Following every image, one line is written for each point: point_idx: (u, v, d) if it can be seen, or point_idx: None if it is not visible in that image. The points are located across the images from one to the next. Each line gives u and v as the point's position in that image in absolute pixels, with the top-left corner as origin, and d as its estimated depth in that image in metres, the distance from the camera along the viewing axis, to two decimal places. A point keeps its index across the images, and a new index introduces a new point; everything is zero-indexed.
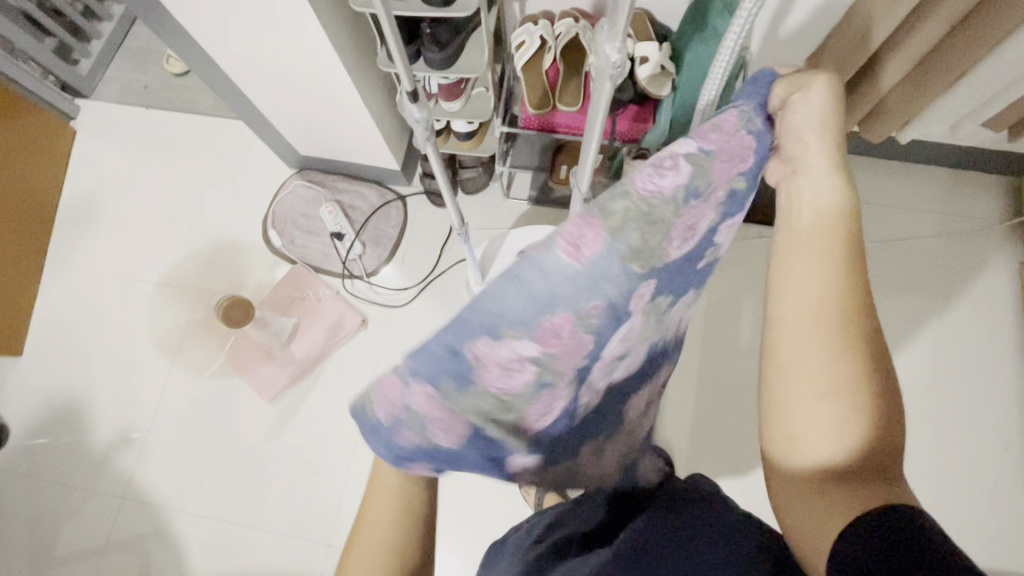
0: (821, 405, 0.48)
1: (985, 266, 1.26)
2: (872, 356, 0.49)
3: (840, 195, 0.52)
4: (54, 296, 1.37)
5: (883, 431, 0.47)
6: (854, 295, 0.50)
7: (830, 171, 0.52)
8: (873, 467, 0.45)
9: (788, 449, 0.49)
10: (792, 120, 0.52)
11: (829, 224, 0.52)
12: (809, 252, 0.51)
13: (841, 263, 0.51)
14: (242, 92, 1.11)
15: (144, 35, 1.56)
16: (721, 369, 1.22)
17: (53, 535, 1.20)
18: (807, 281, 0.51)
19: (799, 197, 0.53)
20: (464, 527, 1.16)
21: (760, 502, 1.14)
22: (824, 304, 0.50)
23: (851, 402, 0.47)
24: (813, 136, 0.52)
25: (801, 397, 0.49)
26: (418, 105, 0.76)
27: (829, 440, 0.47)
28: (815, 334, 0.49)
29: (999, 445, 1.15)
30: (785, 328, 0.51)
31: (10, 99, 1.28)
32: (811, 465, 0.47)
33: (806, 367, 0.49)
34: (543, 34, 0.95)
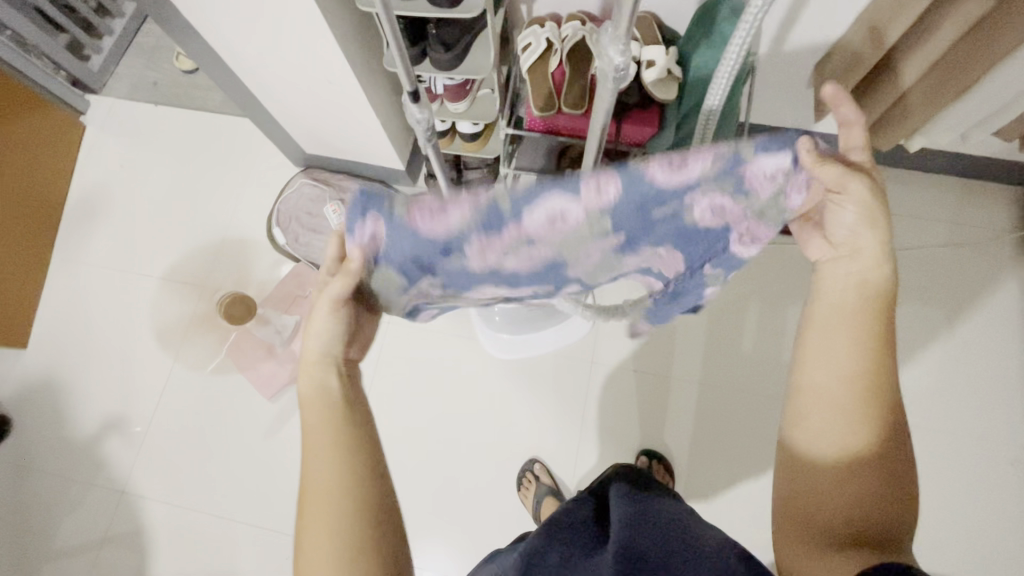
0: (831, 472, 0.49)
1: (993, 277, 1.24)
2: (889, 432, 0.49)
3: (877, 276, 0.49)
4: (58, 290, 1.38)
5: (891, 502, 0.47)
6: (879, 373, 0.49)
7: (874, 252, 0.49)
8: (874, 538, 0.46)
9: (796, 509, 0.51)
10: (840, 207, 0.47)
11: (858, 302, 0.50)
12: (846, 326, 0.50)
13: (869, 339, 0.49)
14: (249, 89, 1.12)
15: (155, 32, 1.58)
16: (723, 376, 1.21)
17: (51, 528, 1.21)
18: (835, 356, 0.50)
19: (839, 273, 0.51)
20: (461, 528, 1.15)
21: (760, 511, 1.13)
22: (858, 384, 0.49)
23: (858, 471, 0.48)
24: (862, 226, 0.48)
25: (813, 466, 0.50)
26: (421, 105, 0.76)
27: (836, 505, 0.49)
28: (835, 407, 0.49)
29: (1005, 459, 1.13)
30: (803, 398, 0.51)
31: (20, 93, 1.29)
32: (818, 528, 0.49)
33: (819, 434, 0.50)
34: (549, 37, 0.96)
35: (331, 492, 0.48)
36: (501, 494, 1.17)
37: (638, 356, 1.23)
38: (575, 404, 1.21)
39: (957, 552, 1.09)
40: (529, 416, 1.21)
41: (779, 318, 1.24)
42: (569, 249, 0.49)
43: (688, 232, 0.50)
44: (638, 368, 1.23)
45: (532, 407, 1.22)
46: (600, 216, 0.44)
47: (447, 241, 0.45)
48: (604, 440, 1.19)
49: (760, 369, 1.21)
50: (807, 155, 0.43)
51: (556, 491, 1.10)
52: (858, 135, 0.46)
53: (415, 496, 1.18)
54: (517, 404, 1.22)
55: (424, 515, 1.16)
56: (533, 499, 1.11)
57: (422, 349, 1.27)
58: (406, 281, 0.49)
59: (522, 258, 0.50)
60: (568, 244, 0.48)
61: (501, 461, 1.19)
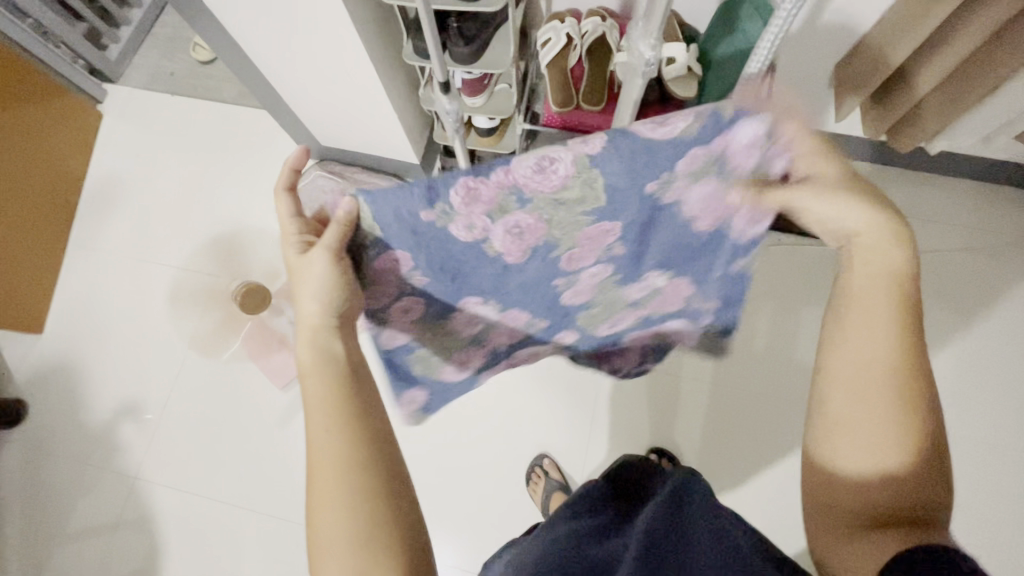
0: (869, 458, 0.48)
1: (1010, 281, 1.23)
2: (922, 414, 0.48)
3: (897, 251, 0.50)
4: (74, 276, 1.39)
5: (927, 482, 0.47)
6: (907, 354, 0.49)
7: (884, 229, 0.50)
8: (913, 519, 0.46)
9: (834, 496, 0.50)
10: (812, 204, 0.51)
11: (882, 280, 0.50)
12: (865, 306, 0.50)
13: (895, 319, 0.49)
14: (266, 81, 1.12)
15: (172, 23, 1.59)
16: (734, 375, 1.21)
17: (65, 511, 1.23)
18: (861, 337, 0.50)
19: (855, 249, 0.52)
20: (469, 521, 1.16)
21: (769, 511, 1.12)
22: (882, 365, 0.49)
23: (894, 453, 0.47)
24: (838, 204, 0.50)
25: (846, 451, 0.50)
26: (450, 97, 0.76)
27: (876, 489, 0.48)
28: (864, 391, 0.49)
29: (1019, 465, 1.12)
30: (830, 384, 0.52)
31: (39, 81, 1.30)
32: (858, 514, 0.48)
33: (851, 418, 0.49)
34: (570, 32, 0.94)
35: (348, 475, 0.47)
36: (509, 488, 1.18)
37: None
38: (585, 401, 1.21)
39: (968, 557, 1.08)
40: (539, 411, 1.21)
41: (791, 319, 1.23)
42: (569, 235, 0.56)
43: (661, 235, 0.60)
44: (648, 366, 1.23)
45: (541, 403, 1.22)
46: (582, 175, 0.48)
47: (447, 205, 0.47)
48: (612, 437, 1.19)
49: (771, 371, 1.21)
50: (792, 141, 0.48)
51: (564, 487, 1.11)
52: (791, 128, 0.47)
53: (424, 488, 1.18)
54: (527, 400, 1.22)
55: (432, 507, 1.17)
56: (542, 494, 1.11)
57: None
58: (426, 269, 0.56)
59: (522, 245, 0.55)
60: (564, 233, 0.55)
61: (510, 456, 1.19)
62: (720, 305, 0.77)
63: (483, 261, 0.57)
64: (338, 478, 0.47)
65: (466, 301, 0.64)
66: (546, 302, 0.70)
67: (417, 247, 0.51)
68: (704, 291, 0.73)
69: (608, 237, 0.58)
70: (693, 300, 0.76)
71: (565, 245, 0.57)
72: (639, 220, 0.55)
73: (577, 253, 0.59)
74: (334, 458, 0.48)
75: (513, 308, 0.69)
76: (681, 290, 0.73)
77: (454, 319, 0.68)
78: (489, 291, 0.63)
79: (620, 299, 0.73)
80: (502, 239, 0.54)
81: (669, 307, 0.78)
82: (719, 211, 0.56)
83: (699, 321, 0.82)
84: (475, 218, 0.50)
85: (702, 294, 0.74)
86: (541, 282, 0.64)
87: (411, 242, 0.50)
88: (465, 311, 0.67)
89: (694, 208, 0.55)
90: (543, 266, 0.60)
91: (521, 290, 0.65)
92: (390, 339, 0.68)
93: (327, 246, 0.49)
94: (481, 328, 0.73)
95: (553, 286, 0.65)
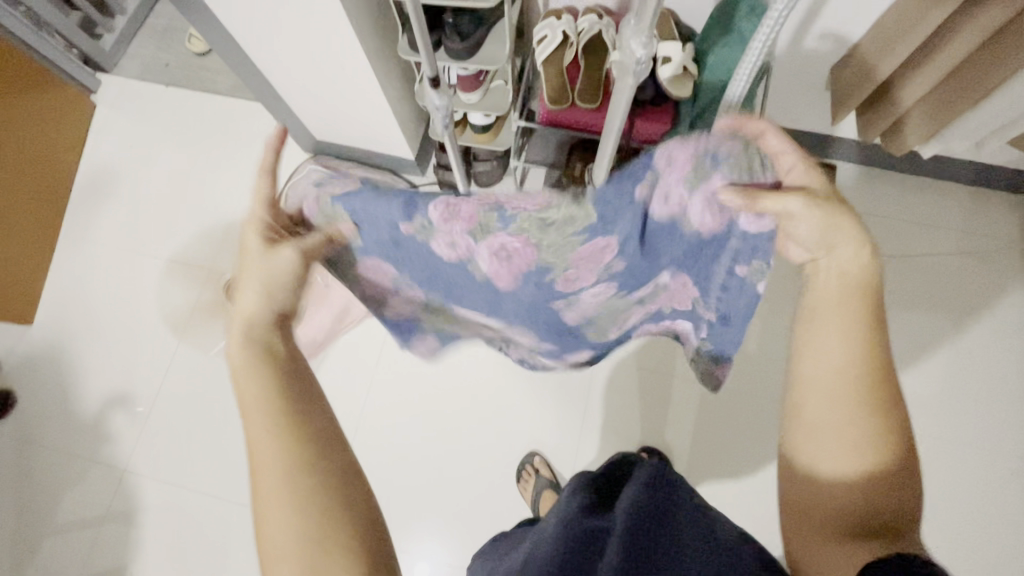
0: (844, 468, 0.48)
1: (1000, 287, 1.24)
2: (894, 420, 0.48)
3: (862, 261, 0.50)
4: (64, 268, 1.38)
5: (902, 490, 0.47)
6: (876, 361, 0.49)
7: (853, 234, 0.48)
8: (887, 528, 0.46)
9: (806, 503, 0.50)
10: (792, 219, 0.47)
11: (849, 289, 0.50)
12: (836, 311, 0.50)
13: (863, 326, 0.49)
14: (261, 73, 1.12)
15: (167, 14, 1.57)
16: (725, 376, 1.21)
17: (52, 503, 1.22)
18: (831, 344, 0.50)
19: (821, 263, 0.51)
20: (459, 518, 1.16)
21: (757, 511, 1.13)
22: (853, 370, 0.49)
23: (867, 462, 0.48)
24: (815, 218, 0.47)
25: (820, 459, 0.50)
26: (439, 92, 0.75)
27: (851, 497, 0.48)
28: (838, 398, 0.49)
29: (1005, 469, 1.13)
30: (802, 389, 0.51)
31: (31, 70, 1.29)
32: (830, 521, 0.48)
33: (822, 427, 0.49)
34: (566, 29, 0.94)
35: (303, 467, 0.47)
36: (500, 485, 1.18)
37: (640, 353, 1.23)
38: (575, 400, 1.21)
39: (953, 559, 1.09)
40: (531, 409, 1.21)
41: (783, 321, 1.24)
42: (556, 258, 0.57)
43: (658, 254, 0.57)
44: (641, 366, 1.23)
45: (533, 401, 1.22)
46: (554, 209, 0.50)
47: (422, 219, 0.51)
48: (604, 436, 1.19)
49: (763, 372, 1.21)
50: (747, 174, 0.45)
51: (555, 485, 1.11)
52: (777, 144, 0.47)
53: (413, 484, 1.18)
54: (518, 398, 1.22)
55: (422, 504, 1.17)
56: (532, 493, 1.11)
57: None
58: (409, 261, 0.60)
59: (507, 263, 0.58)
60: (553, 255, 0.56)
61: (501, 453, 1.20)
62: (719, 320, 0.66)
63: (463, 266, 0.60)
64: (279, 477, 0.46)
65: (458, 288, 0.67)
66: (547, 302, 0.69)
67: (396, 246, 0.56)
68: (705, 303, 0.66)
69: (606, 258, 0.57)
70: (698, 305, 0.68)
71: (555, 264, 0.58)
72: (636, 238, 0.52)
73: (571, 272, 0.60)
74: (274, 459, 0.47)
75: (511, 303, 0.70)
76: (687, 290, 0.66)
77: (452, 296, 0.71)
78: (484, 287, 0.65)
79: (619, 300, 0.70)
80: (483, 252, 0.56)
81: (678, 305, 0.72)
82: (718, 211, 0.48)
83: (700, 331, 0.75)
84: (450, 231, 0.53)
85: (703, 303, 0.66)
86: (529, 285, 0.64)
87: (386, 237, 0.54)
88: (454, 290, 0.68)
89: (698, 222, 0.50)
90: (534, 280, 0.62)
91: (511, 289, 0.66)
92: (389, 297, 0.73)
93: (302, 248, 0.52)
94: (481, 303, 0.73)
95: (541, 290, 0.66)
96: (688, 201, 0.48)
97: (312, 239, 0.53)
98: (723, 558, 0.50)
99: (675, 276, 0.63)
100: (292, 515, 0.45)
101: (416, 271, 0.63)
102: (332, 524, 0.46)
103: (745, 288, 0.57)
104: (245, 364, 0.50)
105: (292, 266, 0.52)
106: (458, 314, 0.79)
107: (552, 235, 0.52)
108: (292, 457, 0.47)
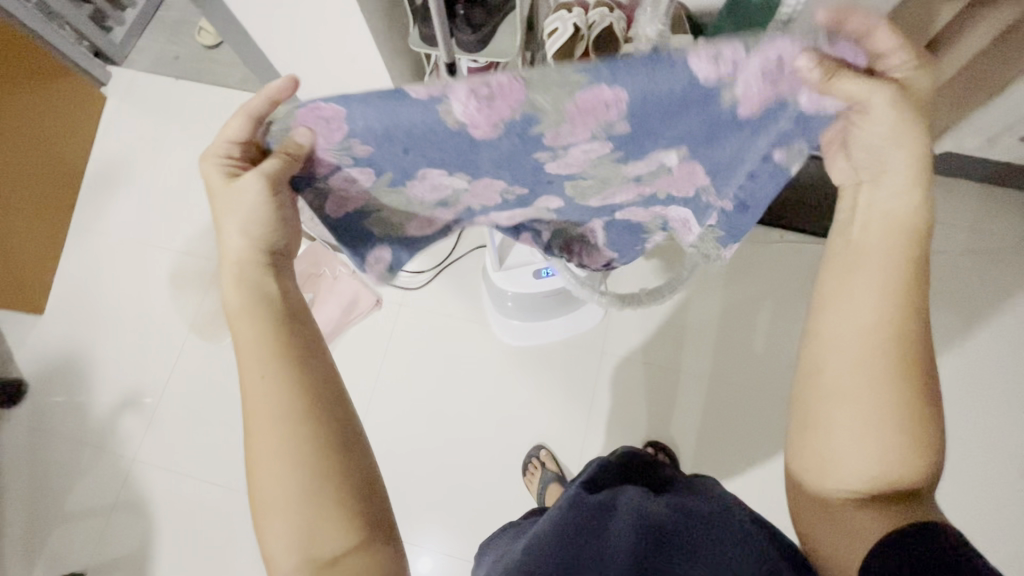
0: (866, 432, 0.47)
1: (1011, 286, 1.23)
2: (926, 382, 0.48)
3: (912, 210, 0.50)
4: (75, 259, 1.39)
5: (929, 458, 0.47)
6: (911, 320, 0.49)
7: (903, 187, 0.49)
8: (907, 494, 0.47)
9: (819, 467, 0.50)
10: (869, 119, 0.46)
11: (894, 239, 0.50)
12: (877, 273, 0.50)
13: (903, 281, 0.49)
14: (272, 66, 1.12)
15: (178, 7, 1.58)
16: (734, 372, 1.21)
17: (62, 492, 1.23)
18: (867, 300, 0.50)
19: (868, 206, 0.52)
20: (465, 510, 1.17)
21: (764, 507, 1.13)
22: (884, 328, 0.49)
23: (894, 425, 0.47)
24: (886, 144, 0.47)
25: (841, 418, 0.49)
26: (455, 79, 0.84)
27: (871, 464, 0.47)
28: (865, 357, 0.49)
29: (1014, 468, 1.13)
30: (829, 345, 0.51)
31: (43, 62, 1.30)
32: (848, 486, 0.48)
33: (847, 385, 0.49)
34: (577, 22, 0.93)
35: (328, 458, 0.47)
36: (507, 479, 1.18)
37: (648, 347, 1.24)
38: (583, 393, 1.22)
39: None
40: (538, 402, 1.22)
41: (792, 318, 1.24)
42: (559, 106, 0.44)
43: (683, 116, 0.47)
44: (648, 360, 1.23)
45: (540, 396, 1.22)
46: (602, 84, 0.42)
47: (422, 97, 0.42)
48: (611, 430, 1.19)
49: (770, 368, 1.21)
50: (815, 73, 0.42)
51: (562, 478, 1.11)
52: (887, 37, 0.42)
53: (421, 476, 1.19)
54: (525, 391, 1.23)
55: (429, 495, 1.18)
56: (538, 486, 1.11)
57: (431, 333, 1.28)
58: (363, 127, 0.45)
59: (496, 117, 0.45)
60: (552, 106, 0.44)
61: (508, 447, 1.20)
62: (735, 208, 0.64)
63: (446, 151, 0.49)
64: (271, 441, 0.46)
65: (424, 170, 0.52)
66: (523, 174, 0.56)
67: (377, 127, 0.45)
68: (718, 186, 0.61)
69: (611, 114, 0.45)
70: (705, 193, 0.64)
71: (551, 122, 0.46)
72: (668, 103, 0.44)
73: (567, 131, 0.48)
74: (267, 423, 0.47)
75: (484, 180, 0.57)
76: (693, 177, 0.60)
77: (410, 188, 0.57)
78: (455, 166, 0.52)
79: (620, 177, 0.59)
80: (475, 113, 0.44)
81: (679, 193, 0.64)
82: (770, 86, 0.44)
83: (704, 220, 0.70)
84: (456, 100, 0.42)
85: (716, 187, 0.62)
86: (517, 157, 0.52)
87: (361, 110, 0.43)
88: (418, 176, 0.54)
89: (749, 100, 0.45)
90: (520, 144, 0.50)
91: (493, 163, 0.53)
92: (338, 209, 0.59)
93: (264, 174, 0.47)
94: (448, 194, 0.60)
95: (528, 160, 0.53)
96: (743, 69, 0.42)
97: (268, 165, 0.48)
98: (735, 539, 0.50)
99: (686, 162, 0.56)
100: (287, 478, 0.46)
101: (371, 155, 0.49)
102: (330, 490, 0.46)
103: (774, 173, 0.57)
104: (238, 306, 0.50)
105: (257, 195, 0.48)
106: (416, 218, 0.65)
107: (586, 107, 0.44)
108: (285, 418, 0.47)
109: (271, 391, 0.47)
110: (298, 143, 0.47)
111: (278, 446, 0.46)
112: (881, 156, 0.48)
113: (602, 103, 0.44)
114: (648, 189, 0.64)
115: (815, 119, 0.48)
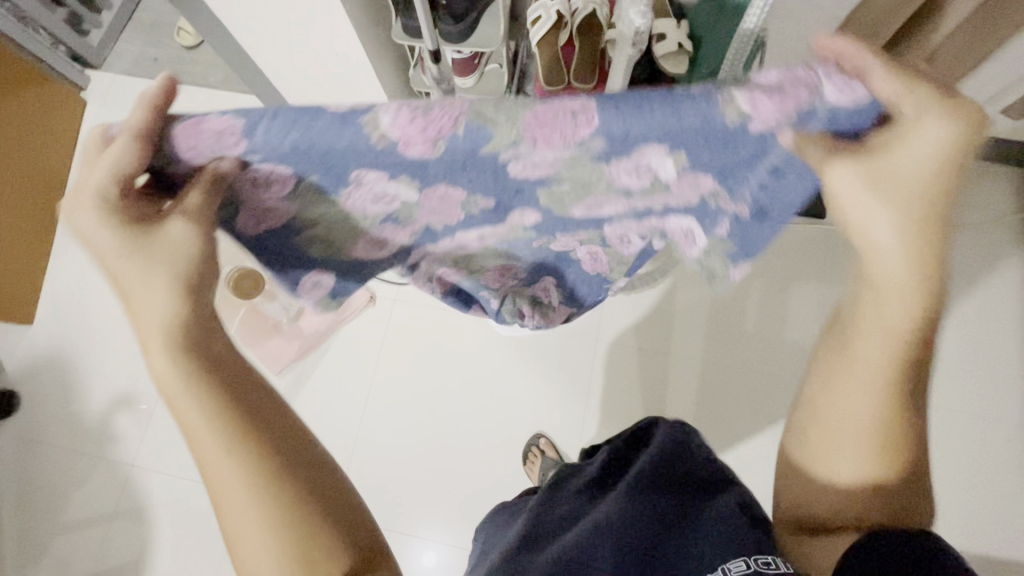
0: (838, 456, 0.51)
1: (995, 258, 1.25)
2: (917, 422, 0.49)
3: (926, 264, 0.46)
4: (62, 267, 1.38)
5: (908, 488, 0.50)
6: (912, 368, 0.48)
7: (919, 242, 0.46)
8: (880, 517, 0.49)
9: (802, 478, 0.54)
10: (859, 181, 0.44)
11: (903, 289, 0.47)
12: (881, 321, 0.48)
13: (913, 332, 0.48)
14: (253, 63, 1.11)
15: (155, 8, 1.56)
16: (727, 355, 1.22)
17: (61, 503, 1.22)
18: (868, 343, 0.49)
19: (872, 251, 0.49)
20: (465, 502, 1.17)
21: (761, 485, 1.15)
22: (884, 372, 0.49)
23: (873, 457, 0.49)
24: (882, 189, 0.44)
25: (827, 441, 0.52)
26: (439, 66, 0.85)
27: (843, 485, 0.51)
28: (853, 394, 0.50)
29: (1001, 436, 1.15)
30: (824, 378, 0.53)
31: (20, 68, 1.28)
32: (821, 500, 0.52)
33: (834, 416, 0.51)
34: (560, 10, 0.94)
35: (304, 479, 0.48)
36: (507, 469, 1.19)
37: (642, 332, 1.25)
38: (579, 380, 1.22)
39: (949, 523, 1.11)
40: (533, 392, 1.22)
41: (782, 299, 1.25)
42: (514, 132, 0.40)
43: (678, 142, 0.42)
44: (641, 346, 1.24)
45: (535, 385, 1.23)
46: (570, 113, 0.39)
47: (355, 117, 0.40)
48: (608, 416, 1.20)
49: (761, 349, 1.22)
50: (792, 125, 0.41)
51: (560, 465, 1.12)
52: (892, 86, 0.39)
53: (419, 470, 1.19)
54: (519, 381, 1.23)
55: (428, 488, 1.18)
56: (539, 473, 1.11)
57: (425, 328, 1.28)
58: (272, 145, 0.41)
59: (427, 132, 0.41)
60: (505, 121, 0.40)
61: (505, 437, 1.21)
62: (752, 214, 0.61)
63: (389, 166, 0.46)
64: (240, 494, 0.46)
65: (356, 172, 0.47)
66: (486, 177, 0.50)
67: (311, 158, 0.42)
68: (730, 192, 0.57)
69: (583, 129, 0.40)
70: (715, 200, 0.59)
71: (505, 142, 0.42)
72: (662, 137, 0.41)
73: (527, 149, 0.43)
74: (226, 473, 0.45)
75: (436, 188, 0.53)
76: (698, 185, 0.54)
77: (349, 195, 0.53)
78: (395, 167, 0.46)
79: (604, 182, 0.53)
80: (410, 125, 0.40)
81: (682, 202, 0.60)
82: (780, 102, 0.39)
83: (714, 230, 0.67)
84: (398, 131, 0.40)
85: (728, 194, 0.57)
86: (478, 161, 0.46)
87: (286, 141, 0.40)
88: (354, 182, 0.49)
89: (762, 117, 0.40)
90: (467, 155, 0.43)
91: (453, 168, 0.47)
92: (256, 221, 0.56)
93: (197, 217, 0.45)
94: (394, 204, 0.56)
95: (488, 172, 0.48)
96: (745, 102, 0.39)
97: (190, 203, 0.45)
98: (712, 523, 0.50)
99: (686, 177, 0.51)
100: (264, 526, 0.46)
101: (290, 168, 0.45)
102: (315, 529, 0.47)
103: (799, 172, 0.51)
104: (172, 383, 0.46)
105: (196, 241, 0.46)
106: (363, 235, 0.63)
107: (544, 134, 0.41)
108: (232, 451, 0.46)
109: (228, 451, 0.46)
110: (228, 172, 0.44)
111: (247, 498, 0.45)
112: (876, 224, 0.45)
113: (565, 127, 0.40)
114: (640, 203, 0.61)
115: (849, 110, 0.40)
